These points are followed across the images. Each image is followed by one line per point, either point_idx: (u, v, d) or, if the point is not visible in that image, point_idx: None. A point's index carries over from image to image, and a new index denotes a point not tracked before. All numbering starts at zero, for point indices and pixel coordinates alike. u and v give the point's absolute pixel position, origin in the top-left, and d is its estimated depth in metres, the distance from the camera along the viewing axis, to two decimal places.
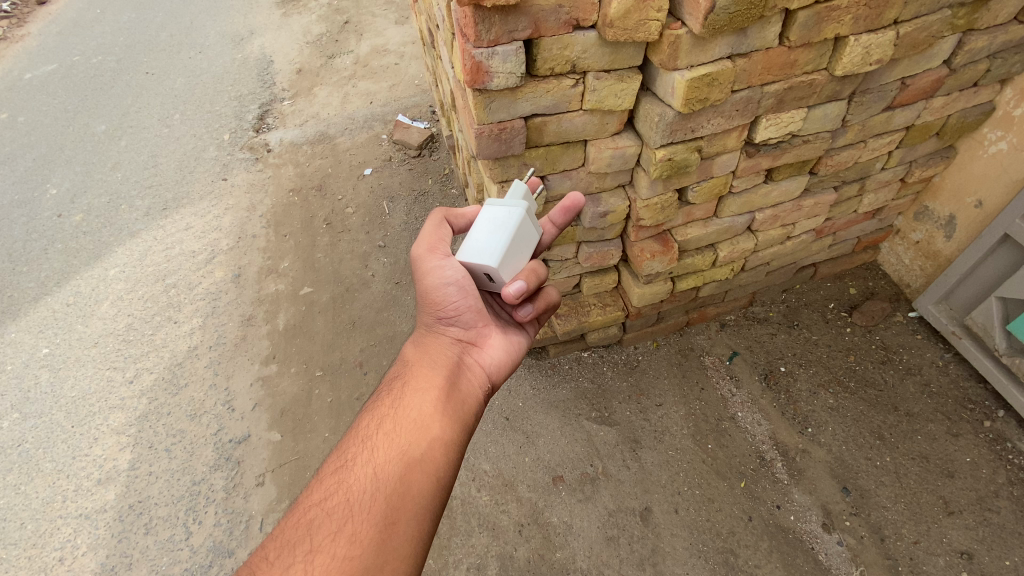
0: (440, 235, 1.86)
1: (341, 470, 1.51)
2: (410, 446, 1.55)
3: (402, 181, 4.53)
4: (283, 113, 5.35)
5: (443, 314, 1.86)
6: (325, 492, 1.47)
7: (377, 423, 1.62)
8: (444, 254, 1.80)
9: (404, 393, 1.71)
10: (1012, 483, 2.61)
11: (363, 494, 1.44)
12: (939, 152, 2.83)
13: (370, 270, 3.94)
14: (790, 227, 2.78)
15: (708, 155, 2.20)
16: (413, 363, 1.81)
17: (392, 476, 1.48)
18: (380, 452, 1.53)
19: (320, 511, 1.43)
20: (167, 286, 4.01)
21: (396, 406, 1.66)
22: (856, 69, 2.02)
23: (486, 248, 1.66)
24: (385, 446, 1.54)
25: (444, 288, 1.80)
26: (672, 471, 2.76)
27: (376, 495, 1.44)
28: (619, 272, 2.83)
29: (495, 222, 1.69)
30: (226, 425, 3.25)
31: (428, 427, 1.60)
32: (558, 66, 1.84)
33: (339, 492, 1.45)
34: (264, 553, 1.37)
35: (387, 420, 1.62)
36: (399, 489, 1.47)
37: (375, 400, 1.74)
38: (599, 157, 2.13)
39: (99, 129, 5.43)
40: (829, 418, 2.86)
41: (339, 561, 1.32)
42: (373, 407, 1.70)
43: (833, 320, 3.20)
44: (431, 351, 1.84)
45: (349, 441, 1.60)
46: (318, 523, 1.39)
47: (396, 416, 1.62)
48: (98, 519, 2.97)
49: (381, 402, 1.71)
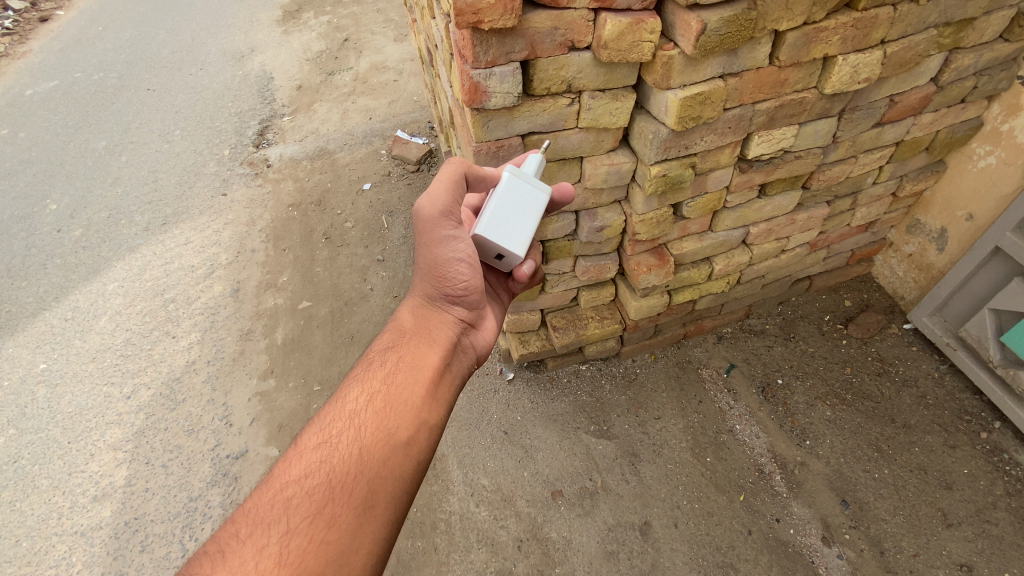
0: (454, 197, 1.78)
1: (324, 446, 1.45)
2: (398, 429, 1.55)
3: (401, 196, 4.57)
4: (283, 128, 5.41)
5: (446, 288, 1.87)
6: (305, 468, 1.41)
7: (369, 397, 1.60)
8: (457, 225, 1.77)
9: (397, 370, 1.69)
10: (1010, 494, 2.62)
11: (345, 476, 1.41)
12: (930, 166, 2.88)
13: (369, 284, 3.96)
14: (784, 240, 2.81)
15: (702, 171, 2.24)
16: (411, 336, 1.82)
17: (377, 458, 1.47)
18: (368, 432, 1.51)
19: (299, 488, 1.38)
20: (166, 301, 4.02)
21: (387, 382, 1.64)
22: (845, 88, 2.08)
23: (512, 234, 1.77)
24: (374, 426, 1.52)
25: (453, 264, 1.81)
26: (671, 485, 2.76)
27: (359, 477, 1.43)
28: (616, 285, 2.86)
29: (522, 206, 1.76)
30: (224, 440, 3.24)
31: (418, 409, 1.62)
32: (554, 86, 1.88)
33: (321, 471, 1.41)
34: (234, 530, 1.32)
35: (379, 397, 1.60)
36: (381, 472, 1.47)
37: (364, 367, 1.72)
38: (595, 174, 2.17)
39: (100, 144, 5.48)
40: (827, 430, 2.86)
41: (314, 545, 1.31)
42: (364, 376, 1.67)
43: (828, 333, 3.23)
44: (430, 326, 1.87)
45: (336, 412, 1.55)
46: (296, 502, 1.35)
47: (387, 393, 1.61)
48: (93, 537, 2.95)
49: (369, 375, 1.67)
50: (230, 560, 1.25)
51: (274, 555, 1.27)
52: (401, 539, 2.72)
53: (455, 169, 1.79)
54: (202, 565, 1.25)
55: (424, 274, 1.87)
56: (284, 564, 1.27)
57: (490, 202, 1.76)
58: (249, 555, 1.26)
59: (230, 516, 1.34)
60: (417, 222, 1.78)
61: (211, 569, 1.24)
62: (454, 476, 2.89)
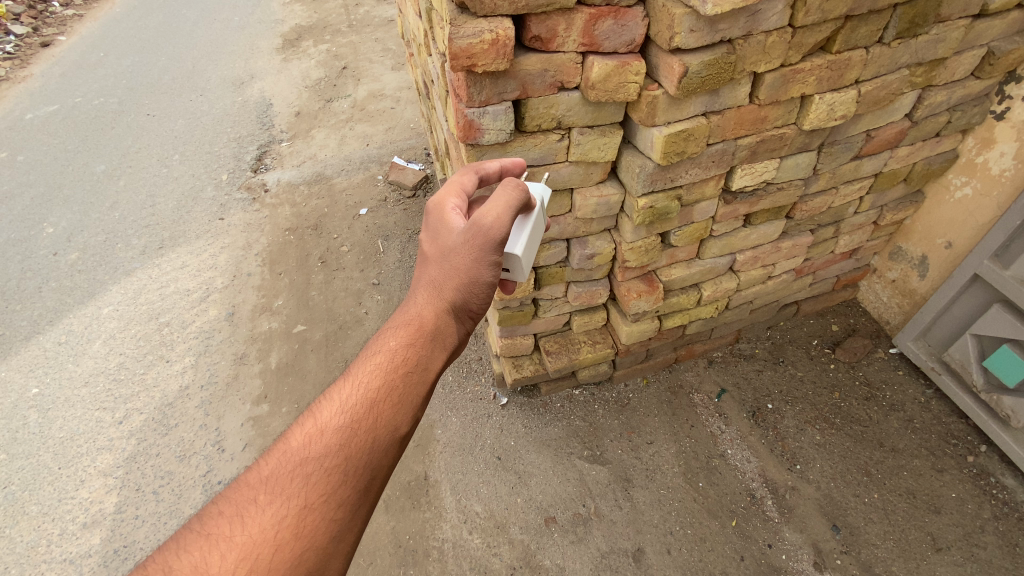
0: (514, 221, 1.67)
1: (344, 429, 1.40)
2: (408, 421, 1.49)
3: (397, 221, 4.65)
4: (281, 154, 5.51)
5: (473, 304, 1.70)
6: (323, 448, 1.37)
7: (386, 388, 1.48)
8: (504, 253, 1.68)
9: (416, 371, 1.55)
10: (998, 518, 2.64)
11: (358, 461, 1.39)
12: (908, 196, 2.99)
13: (364, 308, 3.99)
14: (770, 267, 2.89)
15: (688, 202, 2.32)
16: (430, 339, 1.61)
17: (386, 448, 1.44)
18: (382, 422, 1.44)
19: (315, 466, 1.35)
20: (161, 324, 4.03)
21: (404, 381, 1.52)
22: (823, 124, 2.18)
23: (529, 262, 1.85)
24: (389, 415, 1.46)
25: (490, 285, 1.68)
26: (663, 510, 2.77)
27: (372, 461, 1.41)
28: (607, 310, 2.91)
29: (537, 234, 1.88)
30: (216, 466, 3.22)
31: (422, 408, 1.54)
32: (545, 123, 1.96)
33: (340, 454, 1.37)
34: (252, 494, 1.31)
35: (395, 390, 1.50)
36: (386, 460, 1.44)
37: (379, 354, 1.54)
38: (585, 205, 2.25)
39: (99, 168, 5.55)
40: (817, 455, 2.89)
41: (323, 522, 1.31)
42: (381, 363, 1.52)
43: (817, 357, 3.29)
44: (446, 330, 1.65)
45: (355, 394, 1.45)
46: (313, 479, 1.33)
47: (403, 390, 1.51)
48: (82, 565, 2.90)
49: (386, 363, 1.52)
50: (249, 524, 1.26)
51: (291, 527, 1.28)
52: (394, 567, 2.70)
53: (523, 191, 1.69)
54: (222, 524, 1.26)
55: (456, 279, 1.66)
56: (300, 537, 1.27)
57: (526, 228, 1.79)
58: (268, 524, 1.27)
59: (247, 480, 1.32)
60: (477, 231, 1.62)
61: (232, 532, 1.25)
62: (447, 502, 2.89)
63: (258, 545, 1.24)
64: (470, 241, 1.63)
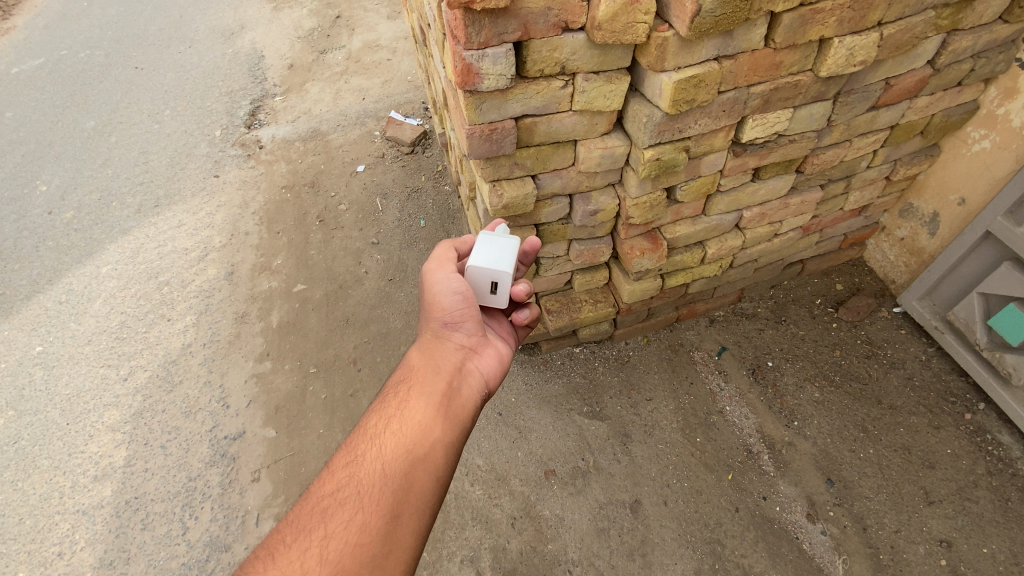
0: (447, 255, 2.03)
1: (351, 464, 1.54)
2: (417, 443, 1.60)
3: (396, 178, 4.54)
4: (275, 109, 5.33)
5: (449, 318, 1.92)
6: (337, 483, 1.50)
7: (384, 423, 1.65)
8: (447, 269, 1.95)
9: (408, 396, 1.73)
10: (991, 474, 2.64)
11: (371, 487, 1.48)
12: (924, 150, 2.88)
13: (363, 267, 3.93)
14: (777, 224, 2.83)
15: (696, 155, 2.24)
16: (418, 365, 1.84)
17: (397, 471, 1.52)
18: (387, 449, 1.57)
19: (332, 500, 1.47)
20: (160, 284, 4.01)
21: (401, 407, 1.69)
22: (841, 71, 2.06)
23: (503, 262, 1.89)
24: (394, 443, 1.59)
25: (454, 293, 1.90)
26: (661, 464, 2.81)
27: (385, 485, 1.49)
28: (610, 269, 2.87)
29: (499, 245, 1.93)
30: (221, 422, 3.20)
31: (429, 430, 1.64)
32: (547, 68, 1.86)
33: (352, 484, 1.49)
34: (281, 536, 1.42)
35: (393, 420, 1.65)
36: (402, 483, 1.51)
37: (380, 402, 1.75)
38: (589, 157, 2.16)
39: (89, 125, 5.39)
40: (815, 411, 2.91)
41: (350, 548, 1.38)
42: (380, 406, 1.72)
43: (819, 316, 3.27)
44: (435, 358, 1.86)
45: (359, 436, 1.64)
46: (331, 511, 1.44)
47: (401, 416, 1.66)
48: (95, 515, 2.89)
49: (385, 404, 1.73)
50: (279, 559, 1.36)
51: (317, 556, 1.36)
52: None
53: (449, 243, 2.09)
54: (256, 566, 1.36)
55: (427, 313, 1.97)
56: (326, 563, 1.35)
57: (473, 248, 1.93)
58: (296, 556, 1.36)
59: (278, 525, 1.45)
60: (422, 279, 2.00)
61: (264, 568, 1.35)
62: None
63: None
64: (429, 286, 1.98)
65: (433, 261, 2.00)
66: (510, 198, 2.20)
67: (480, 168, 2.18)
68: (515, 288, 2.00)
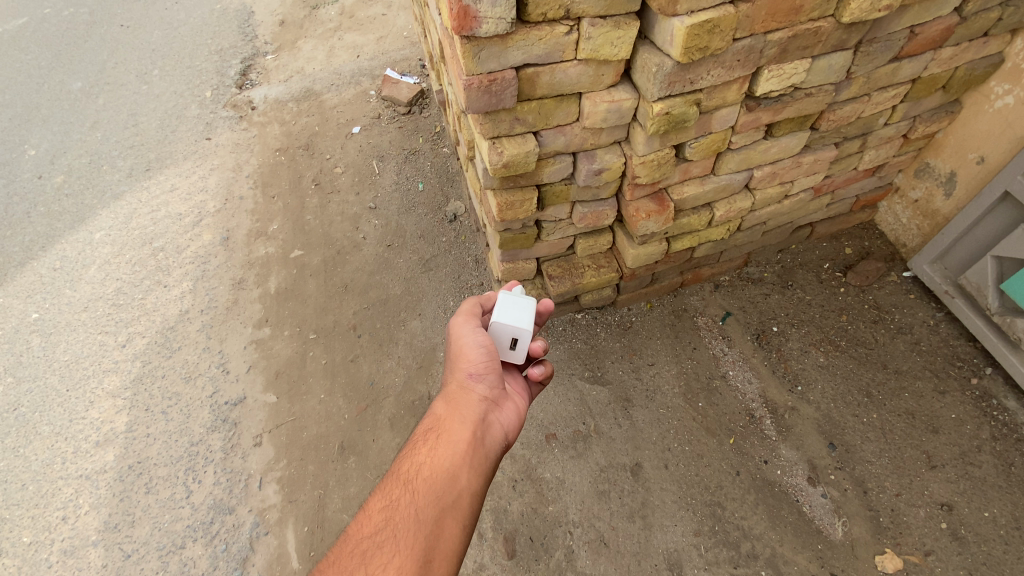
0: (473, 310, 2.02)
1: (388, 508, 1.52)
2: (447, 491, 1.58)
3: (392, 139, 4.40)
4: (267, 68, 5.13)
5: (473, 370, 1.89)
6: (375, 526, 1.48)
7: (415, 471, 1.62)
8: (473, 325, 1.94)
9: (437, 444, 1.70)
10: (996, 438, 2.61)
11: (407, 532, 1.46)
12: (944, 106, 2.75)
13: (361, 232, 3.84)
14: (788, 185, 2.72)
15: (707, 109, 2.12)
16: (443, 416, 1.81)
17: (429, 517, 1.51)
18: (420, 495, 1.55)
19: (371, 543, 1.44)
20: (155, 250, 3.94)
21: (432, 455, 1.66)
22: (864, 16, 1.92)
23: (524, 317, 1.95)
24: (425, 490, 1.56)
25: (479, 348, 1.88)
26: (662, 428, 2.80)
27: (419, 532, 1.47)
28: (614, 232, 2.79)
29: (517, 305, 1.98)
30: (222, 387, 3.19)
31: (457, 478, 1.62)
32: (551, 11, 1.74)
33: (389, 528, 1.47)
34: None
35: (423, 467, 1.63)
36: (434, 531, 1.49)
37: (409, 451, 1.72)
38: (594, 111, 2.05)
39: (75, 86, 5.20)
40: (819, 376, 2.88)
41: None
42: (409, 455, 1.70)
43: (827, 280, 3.20)
44: (461, 407, 1.81)
45: (392, 481, 1.61)
46: (370, 554, 1.41)
47: (432, 463, 1.64)
48: (98, 479, 2.91)
49: (413, 452, 1.70)
50: None
51: None
52: None
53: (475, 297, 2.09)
54: None
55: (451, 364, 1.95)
56: None
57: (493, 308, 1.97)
58: None
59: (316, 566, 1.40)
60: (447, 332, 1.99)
61: None
62: None
63: None
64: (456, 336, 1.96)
65: (459, 316, 2.00)
66: (511, 157, 2.10)
67: (479, 124, 2.07)
68: (532, 343, 2.04)
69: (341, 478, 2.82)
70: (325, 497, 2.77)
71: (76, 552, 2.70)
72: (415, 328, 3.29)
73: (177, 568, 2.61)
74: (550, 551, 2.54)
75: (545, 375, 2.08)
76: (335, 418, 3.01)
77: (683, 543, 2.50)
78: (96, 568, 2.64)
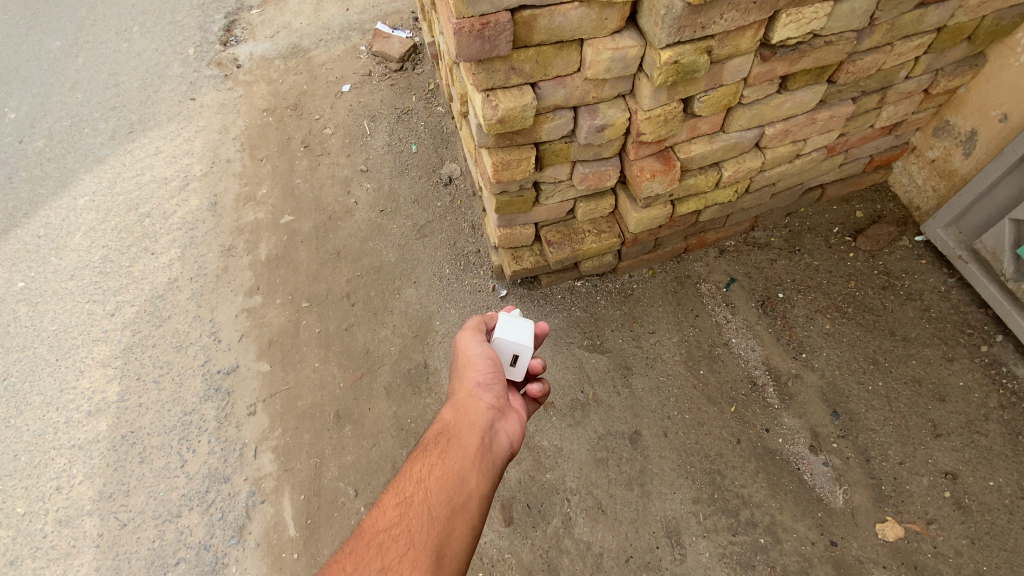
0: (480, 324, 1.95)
1: (401, 504, 1.47)
2: (458, 492, 1.52)
3: (384, 98, 4.20)
4: (252, 23, 4.85)
5: (481, 376, 1.80)
6: (389, 521, 1.43)
7: (426, 469, 1.56)
8: (479, 335, 1.88)
9: (446, 445, 1.63)
10: (1004, 407, 2.55)
11: (420, 529, 1.40)
12: (969, 59, 2.57)
13: (353, 197, 3.70)
14: (801, 143, 2.57)
15: (719, 58, 1.96)
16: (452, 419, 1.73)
17: (441, 516, 1.44)
18: (432, 493, 1.49)
19: (386, 536, 1.39)
20: (141, 216, 3.81)
21: (443, 455, 1.60)
22: None
23: (525, 335, 1.88)
24: (437, 489, 1.50)
25: (487, 358, 1.81)
26: (662, 396, 2.75)
27: (431, 530, 1.41)
28: (616, 195, 2.66)
29: (517, 324, 1.91)
30: (214, 356, 3.13)
31: (468, 479, 1.55)
32: None
33: (403, 524, 1.41)
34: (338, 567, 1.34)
35: (434, 466, 1.56)
36: (445, 529, 1.43)
37: (418, 452, 1.65)
38: (597, 60, 1.89)
39: (52, 44, 4.94)
40: (825, 343, 2.81)
41: None
42: (419, 455, 1.63)
43: (836, 245, 3.08)
44: (469, 413, 1.72)
45: (403, 479, 1.56)
46: (384, 548, 1.36)
47: (442, 464, 1.57)
48: (91, 449, 2.88)
49: (423, 453, 1.64)
50: None
51: None
52: (397, 448, 2.75)
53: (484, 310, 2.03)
54: None
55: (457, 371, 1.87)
56: None
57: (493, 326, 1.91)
58: None
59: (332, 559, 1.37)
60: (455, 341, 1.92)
61: None
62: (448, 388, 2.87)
63: None
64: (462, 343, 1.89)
65: (466, 329, 1.93)
66: (506, 111, 1.95)
67: (472, 74, 1.91)
68: (532, 361, 1.97)
69: (337, 447, 2.78)
70: (320, 466, 2.74)
71: (72, 521, 2.69)
72: (410, 296, 3.20)
73: (173, 536, 2.61)
74: (547, 518, 2.52)
75: (542, 393, 1.96)
76: (330, 387, 2.95)
77: (682, 511, 2.48)
78: (93, 537, 2.64)
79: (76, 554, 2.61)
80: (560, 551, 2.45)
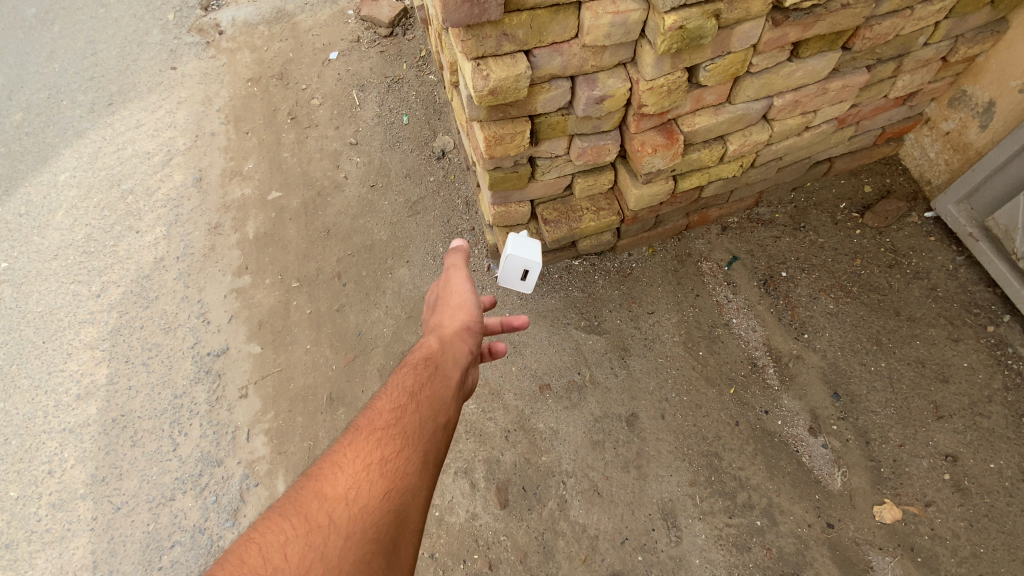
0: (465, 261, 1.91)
1: (396, 407, 1.42)
2: (441, 413, 1.47)
3: (373, 66, 4.00)
4: None
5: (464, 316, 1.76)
6: (385, 420, 1.38)
7: (416, 384, 1.51)
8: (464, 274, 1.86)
9: (434, 366, 1.58)
10: (1008, 388, 2.51)
11: (411, 435, 1.36)
12: (991, 24, 2.41)
13: (342, 171, 3.56)
14: (811, 115, 2.44)
15: (727, 24, 1.82)
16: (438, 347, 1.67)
17: (429, 429, 1.41)
18: (424, 406, 1.45)
19: (380, 435, 1.34)
20: (124, 192, 3.68)
21: (433, 373, 1.56)
22: None
23: (532, 251, 2.15)
24: (427, 404, 1.46)
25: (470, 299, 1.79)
26: (660, 378, 2.70)
27: (420, 438, 1.37)
28: (615, 170, 2.54)
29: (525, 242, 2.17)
30: (203, 338, 3.06)
31: (452, 405, 1.52)
32: None
33: (397, 428, 1.37)
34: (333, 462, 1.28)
35: (425, 383, 1.52)
36: (431, 442, 1.39)
37: (405, 367, 1.59)
38: (595, 26, 1.76)
39: (24, 10, 4.68)
40: (827, 324, 2.74)
41: (397, 482, 1.25)
42: (406, 370, 1.57)
43: (842, 222, 2.98)
44: (453, 344, 1.68)
45: (394, 389, 1.50)
46: (378, 445, 1.31)
47: (432, 381, 1.53)
48: (82, 433, 2.85)
49: (411, 367, 1.58)
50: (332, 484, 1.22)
51: (367, 483, 1.23)
52: None
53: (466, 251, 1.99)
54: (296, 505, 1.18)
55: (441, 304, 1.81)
56: (377, 487, 1.22)
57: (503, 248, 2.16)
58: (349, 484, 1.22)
59: (324, 457, 1.30)
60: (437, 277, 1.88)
61: (318, 494, 1.20)
62: None
63: (344, 502, 1.18)
64: (447, 276, 1.88)
65: (453, 264, 1.89)
66: (498, 82, 1.83)
67: (461, 41, 1.78)
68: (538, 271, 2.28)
69: (330, 430, 2.74)
70: (314, 449, 2.71)
71: (66, 505, 2.68)
72: (402, 276, 3.11)
73: (168, 520, 2.60)
74: (543, 501, 2.50)
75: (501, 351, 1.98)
76: (322, 369, 2.89)
77: (679, 493, 2.46)
78: (87, 520, 2.64)
79: (71, 537, 2.61)
80: (556, 534, 2.44)
